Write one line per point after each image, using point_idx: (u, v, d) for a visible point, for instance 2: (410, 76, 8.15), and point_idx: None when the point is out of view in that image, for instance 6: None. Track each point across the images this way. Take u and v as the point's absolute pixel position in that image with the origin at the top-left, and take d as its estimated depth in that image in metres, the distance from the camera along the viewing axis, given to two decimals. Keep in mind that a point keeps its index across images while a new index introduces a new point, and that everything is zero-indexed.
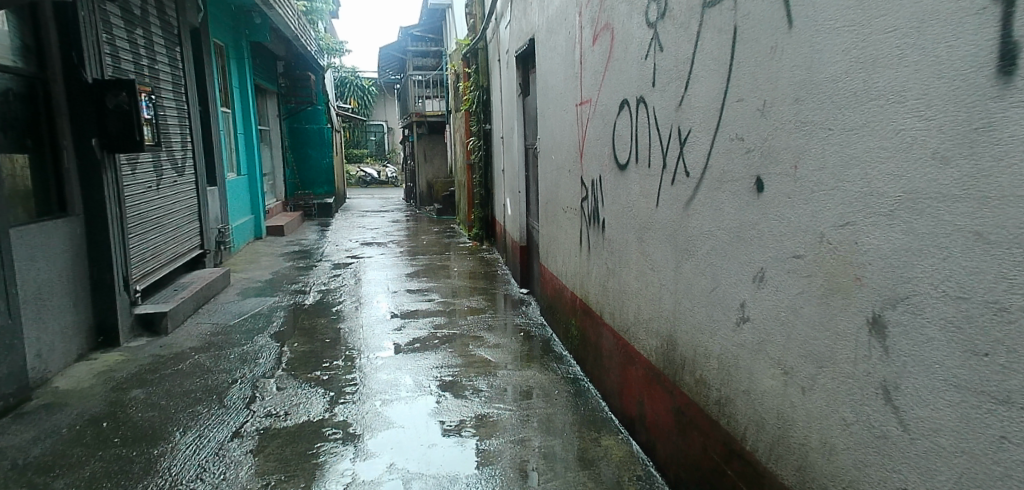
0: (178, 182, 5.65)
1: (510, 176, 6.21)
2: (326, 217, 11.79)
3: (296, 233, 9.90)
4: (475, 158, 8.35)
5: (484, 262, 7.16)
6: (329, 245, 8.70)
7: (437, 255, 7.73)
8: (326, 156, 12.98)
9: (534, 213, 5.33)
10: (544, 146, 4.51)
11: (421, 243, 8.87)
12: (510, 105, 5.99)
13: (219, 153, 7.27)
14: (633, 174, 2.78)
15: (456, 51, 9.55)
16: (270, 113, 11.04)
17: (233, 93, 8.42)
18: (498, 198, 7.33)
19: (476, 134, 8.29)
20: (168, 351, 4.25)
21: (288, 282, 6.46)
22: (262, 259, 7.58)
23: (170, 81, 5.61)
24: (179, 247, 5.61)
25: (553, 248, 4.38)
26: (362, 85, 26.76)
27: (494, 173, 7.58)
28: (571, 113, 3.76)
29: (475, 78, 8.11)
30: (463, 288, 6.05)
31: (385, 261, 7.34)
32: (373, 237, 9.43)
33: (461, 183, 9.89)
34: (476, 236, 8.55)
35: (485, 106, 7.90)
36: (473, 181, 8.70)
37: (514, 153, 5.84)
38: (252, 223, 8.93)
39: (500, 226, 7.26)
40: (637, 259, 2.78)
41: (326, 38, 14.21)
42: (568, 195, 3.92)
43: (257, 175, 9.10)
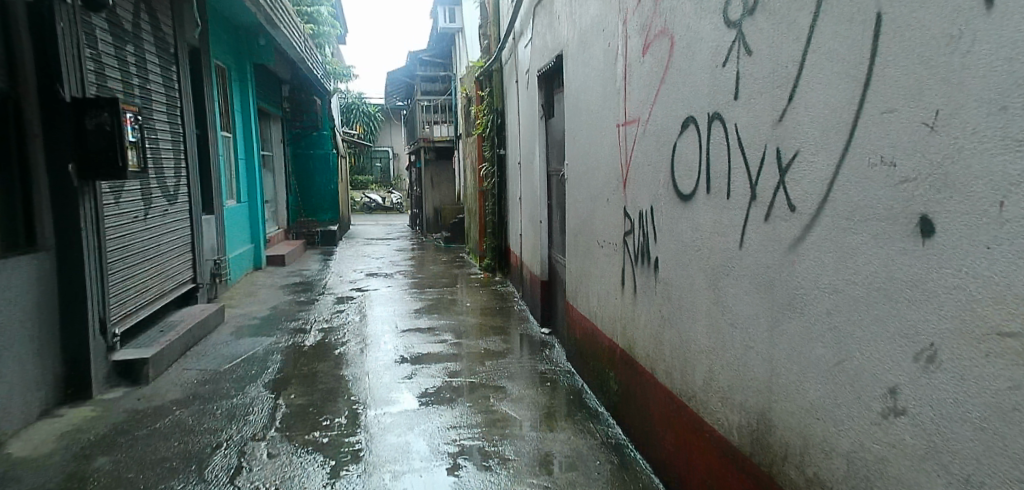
0: (168, 210, 5.17)
1: (529, 205, 5.71)
2: (330, 245, 11.35)
3: (298, 262, 9.40)
4: (488, 184, 7.87)
5: (498, 296, 6.62)
6: (332, 276, 8.18)
7: (447, 288, 7.18)
8: (330, 183, 12.59)
9: (560, 246, 4.81)
10: (574, 172, 4.03)
11: (429, 273, 8.36)
12: (530, 128, 5.53)
13: (216, 180, 6.81)
14: (703, 206, 2.28)
15: (468, 74, 9.18)
16: (273, 138, 10.67)
17: (234, 117, 7.99)
18: (513, 227, 6.82)
19: (489, 159, 7.83)
20: (146, 404, 3.72)
21: (287, 318, 5.94)
22: (260, 292, 7.07)
23: (163, 102, 5.17)
24: (168, 282, 5.11)
25: (585, 287, 3.86)
26: (368, 111, 26.57)
27: (509, 201, 7.09)
28: (611, 135, 3.30)
29: (489, 100, 7.68)
30: (478, 325, 5.50)
31: (392, 294, 6.80)
32: (378, 267, 8.92)
33: (471, 210, 9.41)
34: (488, 267, 8.02)
35: (499, 130, 7.46)
36: (486, 209, 8.21)
37: (536, 180, 5.35)
38: (252, 253, 8.43)
39: (516, 258, 6.74)
40: (709, 311, 2.26)
41: (333, 62, 13.92)
42: (606, 227, 3.42)
43: (257, 202, 8.64)
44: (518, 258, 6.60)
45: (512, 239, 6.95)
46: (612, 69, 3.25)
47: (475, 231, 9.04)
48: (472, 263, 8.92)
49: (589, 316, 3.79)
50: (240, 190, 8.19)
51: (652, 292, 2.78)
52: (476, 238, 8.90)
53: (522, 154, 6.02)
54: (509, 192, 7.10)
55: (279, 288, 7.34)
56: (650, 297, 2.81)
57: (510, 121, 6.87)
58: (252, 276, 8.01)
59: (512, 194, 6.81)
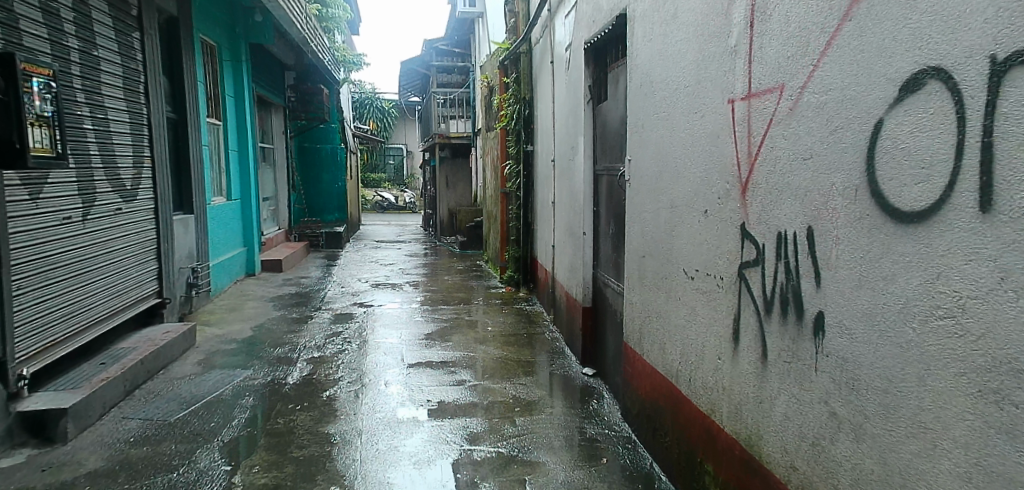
0: (123, 210, 4.14)
1: (566, 212, 4.64)
2: (336, 248, 10.33)
3: (297, 268, 8.39)
4: (512, 186, 6.82)
5: (525, 319, 5.53)
6: (333, 286, 7.14)
7: (464, 306, 6.11)
8: (338, 181, 11.63)
9: (608, 265, 3.73)
10: (642, 173, 2.96)
11: (443, 285, 7.30)
12: (569, 117, 4.44)
13: (197, 175, 5.79)
14: (970, 235, 1.19)
15: (490, 60, 8.13)
16: (275, 131, 9.70)
17: (226, 103, 6.98)
18: (544, 237, 5.73)
19: (513, 156, 6.78)
20: (52, 479, 2.67)
21: (273, 338, 4.89)
22: (246, 304, 6.05)
23: (119, 75, 4.18)
24: (119, 301, 4.07)
25: (659, 329, 2.77)
26: (381, 106, 25.64)
27: (539, 206, 6.02)
28: (717, 116, 2.22)
29: (514, 88, 6.62)
30: (503, 357, 4.41)
31: (398, 313, 5.74)
32: (385, 276, 7.88)
33: (491, 214, 8.35)
34: (510, 280, 6.94)
35: (528, 122, 6.42)
36: (509, 213, 7.15)
37: (577, 182, 4.25)
38: (243, 258, 7.40)
39: (546, 273, 5.64)
40: (982, 442, 1.16)
41: (343, 50, 12.93)
42: (703, 250, 2.34)
43: (252, 200, 7.60)
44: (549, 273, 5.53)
45: (543, 250, 5.89)
46: (722, 18, 2.17)
47: (495, 238, 7.97)
48: (491, 274, 7.85)
49: (667, 373, 2.69)
50: (231, 186, 7.15)
51: (809, 367, 1.69)
52: (497, 246, 7.83)
53: (558, 150, 4.95)
54: (539, 196, 6.04)
55: (270, 299, 6.32)
56: (803, 374, 1.72)
57: (541, 112, 5.82)
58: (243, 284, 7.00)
59: (543, 198, 5.75)
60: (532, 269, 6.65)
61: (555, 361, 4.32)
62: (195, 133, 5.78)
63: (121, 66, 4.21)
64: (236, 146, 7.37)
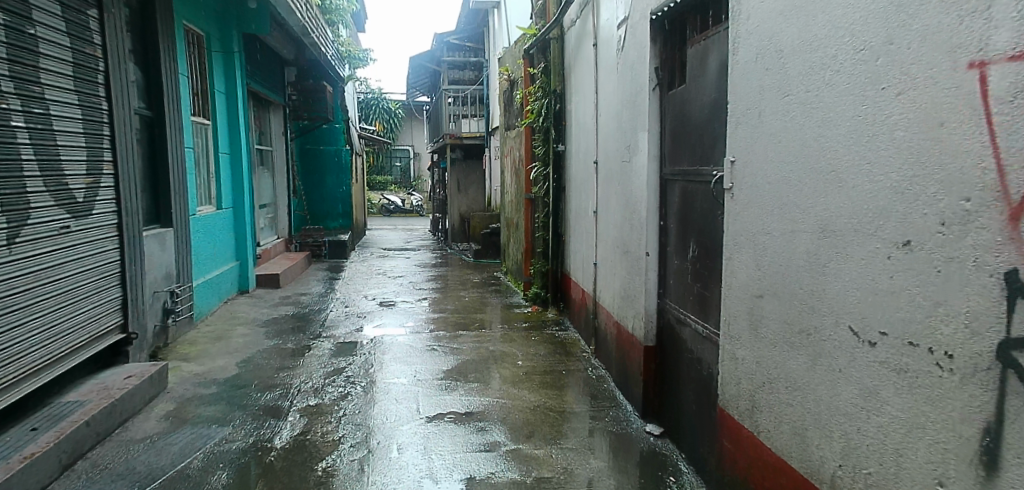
0: (69, 228, 3.28)
1: (617, 225, 3.79)
2: (340, 258, 9.51)
3: (296, 282, 7.57)
4: (540, 191, 5.98)
5: (560, 348, 4.68)
6: (335, 305, 6.31)
7: (486, 331, 5.25)
8: (342, 185, 10.84)
9: (686, 296, 2.88)
10: (764, 180, 2.10)
11: (460, 303, 6.46)
12: (625, 108, 3.58)
13: (178, 181, 4.98)
14: None
15: (511, 50, 7.29)
16: (274, 131, 8.89)
17: (214, 99, 6.17)
18: (582, 251, 4.89)
19: (540, 156, 5.95)
20: None
21: (262, 378, 4.05)
22: (234, 330, 5.22)
23: (69, 60, 3.33)
24: (65, 343, 3.24)
25: (798, 404, 1.91)
26: (387, 107, 24.81)
27: (574, 215, 5.19)
28: (944, 91, 1.36)
29: (544, 79, 5.78)
30: (543, 405, 3.55)
31: (410, 341, 4.89)
32: (394, 291, 7.05)
33: (511, 221, 7.51)
34: (537, 297, 6.10)
35: (560, 119, 5.60)
36: (535, 222, 6.31)
37: (637, 188, 3.40)
38: (237, 273, 6.58)
39: (585, 294, 4.79)
40: None
41: (348, 44, 12.12)
42: (904, 303, 1.47)
43: (246, 209, 6.77)
44: (588, 296, 4.69)
45: (579, 267, 5.04)
46: None
47: (517, 249, 7.12)
48: (512, 289, 7.01)
49: (813, 472, 1.84)
50: (222, 193, 6.34)
51: None
52: (519, 258, 6.97)
53: (605, 149, 4.12)
54: (574, 204, 5.21)
55: (262, 323, 5.49)
56: None
57: (579, 107, 5.00)
58: (233, 303, 6.16)
59: (581, 206, 4.92)
60: (562, 286, 5.81)
61: (606, 411, 3.47)
62: (177, 133, 4.98)
63: (71, 50, 3.37)
64: (228, 148, 6.56)
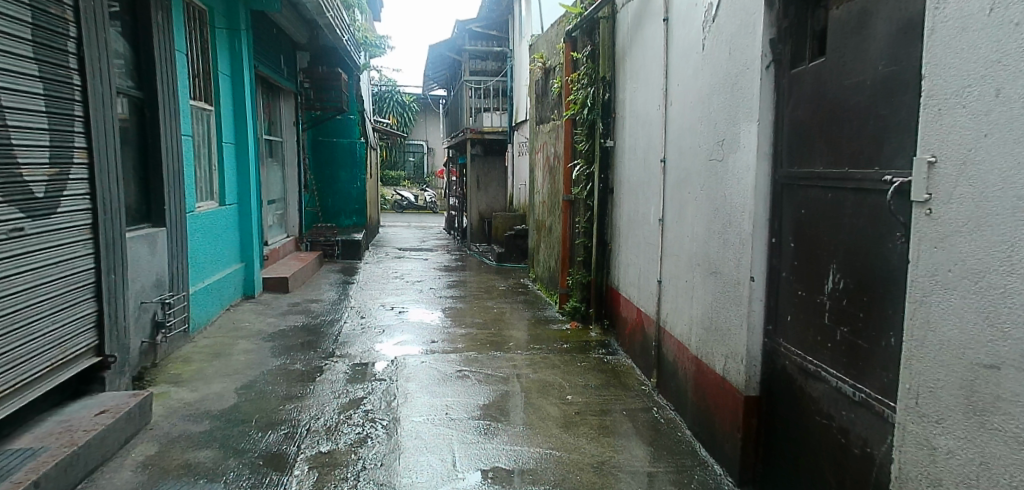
0: (23, 230, 2.61)
1: (700, 239, 3.09)
2: (353, 259, 8.86)
3: (306, 285, 6.92)
4: (582, 193, 5.29)
5: (614, 378, 3.99)
6: (349, 315, 5.64)
7: (525, 353, 4.55)
8: (356, 180, 10.17)
9: (823, 341, 2.18)
10: (1005, 191, 1.39)
11: (489, 315, 5.77)
12: (719, 93, 2.86)
13: (173, 174, 4.33)
14: None
15: (547, 34, 6.58)
16: (284, 121, 8.23)
17: (217, 82, 5.52)
18: (640, 264, 4.19)
19: (584, 153, 5.26)
20: None
21: (264, 411, 3.38)
22: (236, 345, 4.57)
23: (27, 22, 2.67)
24: (15, 375, 2.57)
25: None
26: (402, 101, 24.14)
27: (628, 222, 4.49)
28: None
29: (590, 65, 5.07)
30: (610, 461, 2.86)
31: (436, 364, 4.21)
32: (413, 299, 6.38)
33: (543, 225, 6.82)
34: (576, 312, 5.40)
35: (610, 111, 4.91)
36: (574, 227, 5.61)
37: (737, 194, 2.68)
38: (241, 276, 5.93)
39: (644, 316, 4.09)
40: None
41: (365, 30, 11.45)
42: None
43: (252, 206, 6.12)
44: (649, 318, 3.99)
45: (634, 282, 4.35)
46: None
47: (551, 255, 6.41)
48: (546, 300, 6.31)
49: None
50: (226, 188, 5.69)
51: None
52: (554, 266, 6.27)
53: (679, 146, 3.42)
54: (627, 210, 4.51)
55: (267, 336, 4.83)
56: None
57: (636, 97, 4.30)
58: (236, 311, 5.51)
59: (639, 212, 4.22)
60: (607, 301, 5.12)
61: (689, 473, 2.77)
62: (172, 118, 4.32)
63: (29, 10, 2.70)
64: (232, 138, 5.91)
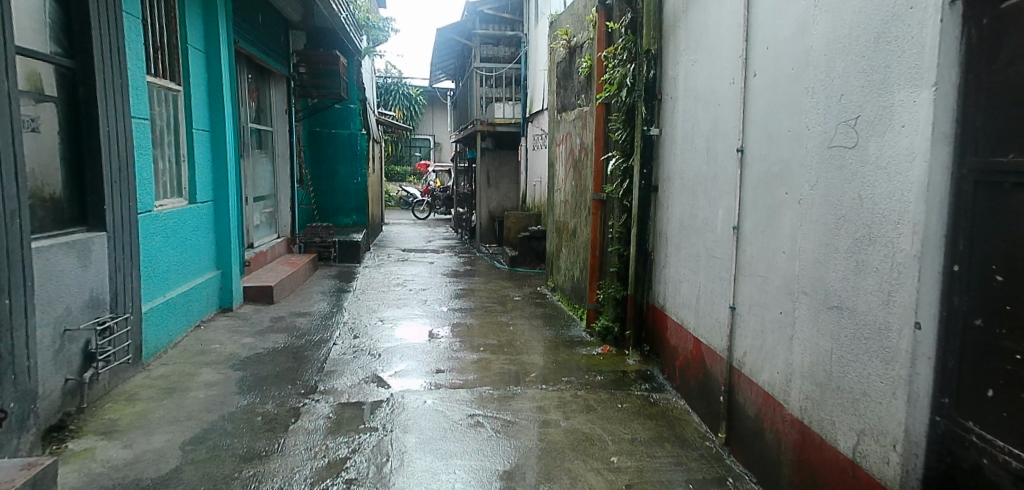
0: None
1: (813, 260, 2.21)
2: (352, 262, 8.06)
3: (295, 294, 6.09)
4: (619, 192, 4.41)
5: (668, 429, 3.14)
6: (340, 333, 4.79)
7: (552, 388, 3.69)
8: (356, 176, 9.33)
9: None
10: None
11: (505, 334, 4.91)
12: (863, 49, 1.95)
13: (120, 167, 3.49)
14: None
15: (573, 7, 5.69)
16: (275, 109, 7.41)
17: (186, 58, 4.68)
18: (699, 283, 3.32)
19: (620, 144, 4.39)
20: None
21: (212, 483, 2.53)
22: (197, 376, 3.72)
23: None
24: None
25: None
26: (408, 94, 23.30)
27: (682, 229, 3.61)
28: None
29: (630, 35, 4.19)
30: None
31: (442, 405, 3.37)
32: (416, 313, 5.55)
33: (565, 228, 5.97)
34: (609, 332, 4.55)
35: (657, 92, 4.03)
36: (606, 231, 4.74)
37: (900, 199, 1.78)
38: (216, 285, 5.09)
39: (705, 349, 3.23)
40: None
41: (367, 14, 10.60)
42: None
43: (231, 204, 5.28)
44: (713, 353, 3.12)
45: (690, 304, 3.47)
46: None
47: (576, 263, 5.54)
48: (570, 315, 5.44)
49: None
50: (198, 182, 4.85)
51: None
52: (581, 276, 5.40)
53: (774, 132, 2.55)
54: (680, 214, 3.63)
55: (238, 363, 3.99)
56: None
57: (697, 72, 3.42)
58: (208, 328, 4.67)
59: (698, 218, 3.35)
60: (648, 322, 4.25)
61: None
62: (120, 97, 3.49)
63: None
64: (207, 124, 5.07)
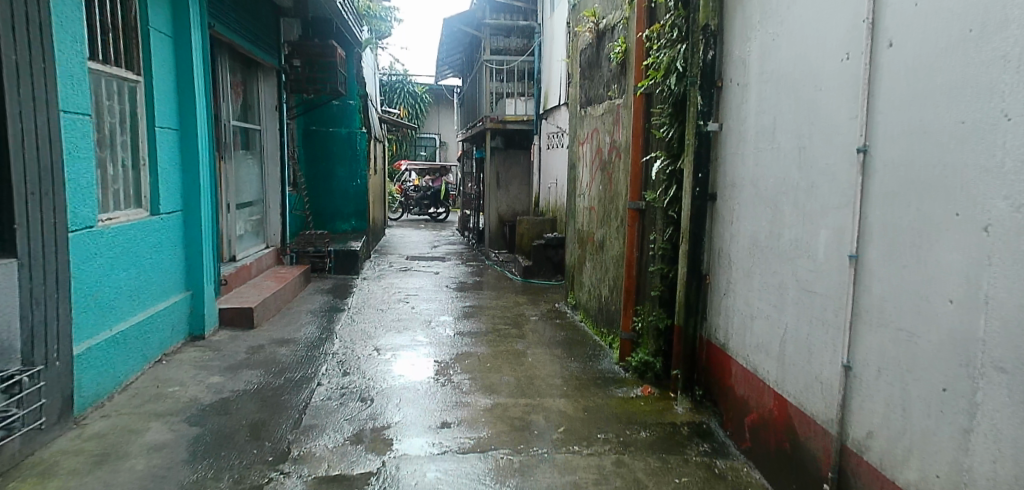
0: None
1: (1023, 322, 1.42)
2: (348, 274, 7.33)
3: (280, 314, 5.35)
4: (663, 200, 3.65)
5: None
6: (327, 368, 4.03)
7: (588, 451, 2.90)
8: (356, 178, 8.59)
9: None
10: None
11: (523, 367, 4.13)
12: None
13: (39, 176, 2.72)
14: None
15: None
16: (264, 105, 6.67)
17: (148, 42, 3.92)
18: (785, 324, 2.53)
19: (666, 143, 3.66)
20: None
21: None
22: (141, 435, 2.97)
23: None
24: None
25: None
26: (414, 91, 22.57)
27: (756, 249, 2.83)
28: None
29: (682, 8, 3.39)
30: None
31: (450, 479, 2.61)
32: (419, 339, 4.79)
33: (590, 239, 5.20)
34: (649, 369, 3.77)
35: (719, 78, 3.26)
36: (644, 246, 3.96)
37: None
38: (185, 310, 4.35)
39: (794, 412, 2.45)
40: None
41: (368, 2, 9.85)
42: None
43: (204, 215, 4.50)
44: (812, 422, 2.32)
45: (770, 349, 2.68)
46: None
47: (605, 281, 4.76)
48: (598, 343, 4.66)
49: None
50: (164, 190, 4.09)
51: None
52: (610, 296, 4.61)
53: (934, 126, 1.75)
54: (756, 230, 2.84)
55: (197, 414, 3.24)
56: None
57: (785, 50, 2.62)
58: (171, 363, 3.92)
59: (787, 239, 2.56)
60: (701, 361, 3.45)
61: None
62: (40, 87, 2.72)
63: None
64: (176, 122, 4.30)
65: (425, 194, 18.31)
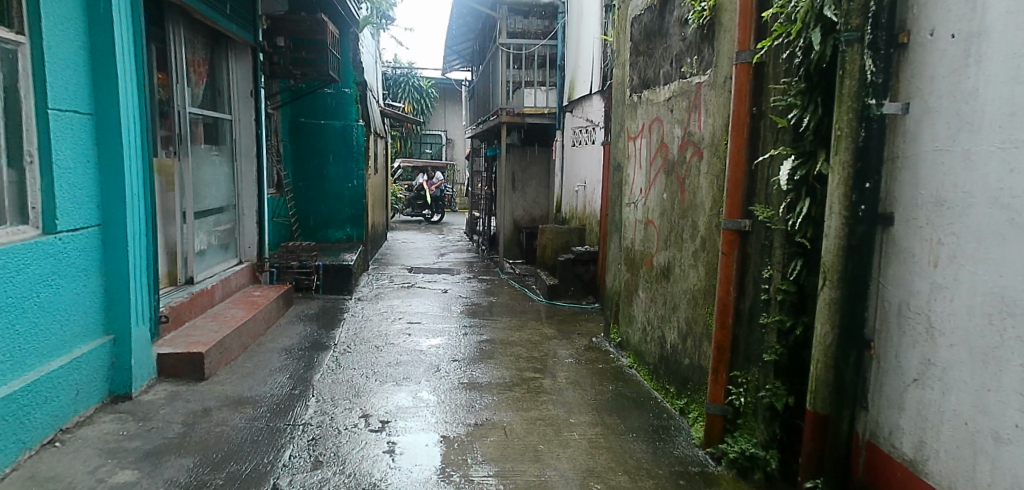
0: None
1: None
2: (340, 294, 6.20)
3: (247, 356, 4.19)
4: (790, 222, 2.48)
5: None
6: (293, 453, 2.84)
7: None
8: (352, 179, 7.46)
9: None
10: None
11: (569, 452, 2.92)
12: None
13: None
14: None
15: None
16: (235, 90, 5.49)
17: None
18: None
19: (795, 137, 2.49)
20: None
21: None
22: None
23: None
24: None
25: None
26: (420, 85, 21.39)
27: (1012, 321, 1.62)
28: None
29: None
30: None
31: None
32: (425, 395, 3.62)
33: (647, 263, 4.00)
34: (762, 470, 2.60)
35: (902, 31, 2.08)
36: (745, 284, 2.76)
37: None
38: (102, 361, 3.16)
39: None
40: None
41: None
42: None
43: (134, 230, 3.32)
44: None
45: None
46: None
47: (674, 322, 3.55)
48: (665, 408, 3.45)
49: None
50: (63, 199, 2.89)
51: None
52: (683, 345, 3.40)
53: None
54: (1014, 288, 1.62)
55: None
56: None
57: None
58: (64, 448, 2.74)
59: None
60: (856, 478, 2.28)
61: None
62: None
63: None
64: (88, 103, 3.10)
65: (418, 194, 17.06)
